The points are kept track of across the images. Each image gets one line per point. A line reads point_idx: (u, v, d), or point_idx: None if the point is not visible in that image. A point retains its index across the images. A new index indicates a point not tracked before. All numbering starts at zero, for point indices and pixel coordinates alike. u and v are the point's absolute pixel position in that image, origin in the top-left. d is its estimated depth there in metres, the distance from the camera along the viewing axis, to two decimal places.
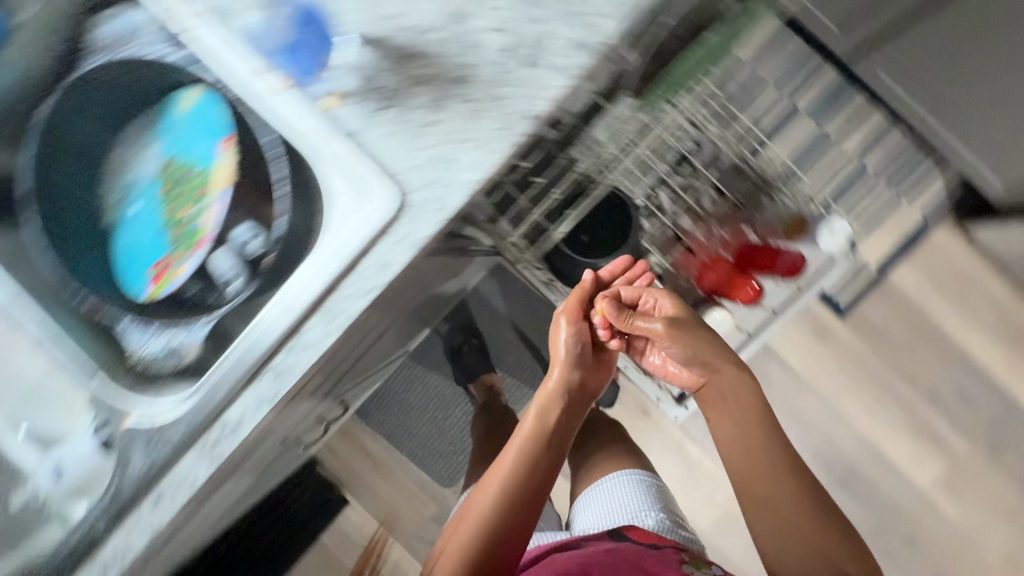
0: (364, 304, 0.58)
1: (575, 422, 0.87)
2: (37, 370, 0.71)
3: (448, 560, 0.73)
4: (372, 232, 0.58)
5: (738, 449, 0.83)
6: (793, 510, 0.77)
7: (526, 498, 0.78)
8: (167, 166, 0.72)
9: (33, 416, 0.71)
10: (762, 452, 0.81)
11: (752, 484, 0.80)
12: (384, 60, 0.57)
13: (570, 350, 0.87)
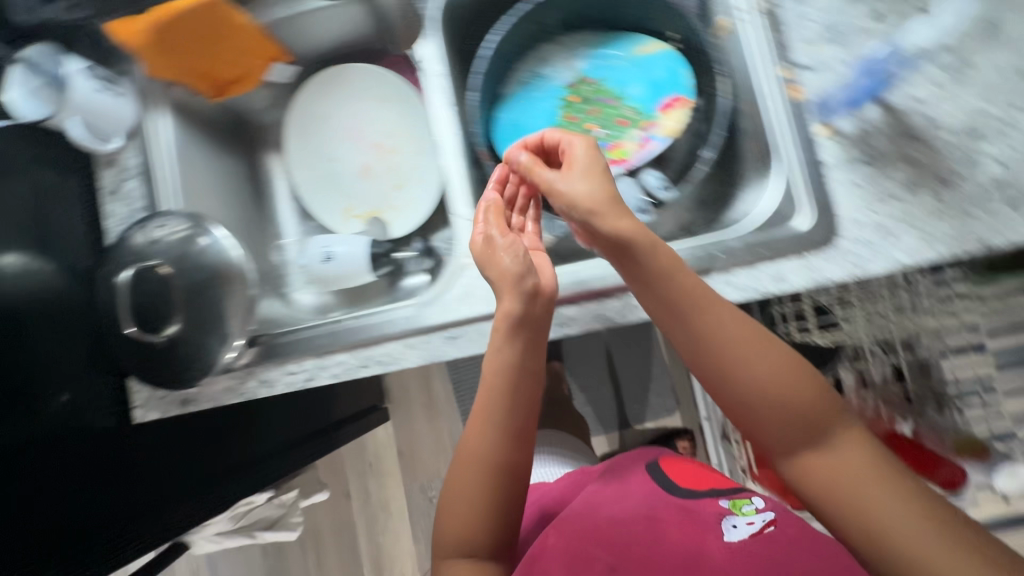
0: (737, 297, 0.63)
1: (518, 360, 0.57)
2: (397, 174, 0.86)
3: (474, 422, 0.57)
4: (785, 248, 0.62)
5: (784, 373, 0.45)
6: (881, 476, 0.42)
7: (508, 384, 0.55)
8: (593, 83, 0.81)
9: (369, 198, 0.87)
10: (733, 360, 0.46)
11: (801, 432, 0.44)
12: (891, 126, 0.61)
13: (517, 255, 0.55)
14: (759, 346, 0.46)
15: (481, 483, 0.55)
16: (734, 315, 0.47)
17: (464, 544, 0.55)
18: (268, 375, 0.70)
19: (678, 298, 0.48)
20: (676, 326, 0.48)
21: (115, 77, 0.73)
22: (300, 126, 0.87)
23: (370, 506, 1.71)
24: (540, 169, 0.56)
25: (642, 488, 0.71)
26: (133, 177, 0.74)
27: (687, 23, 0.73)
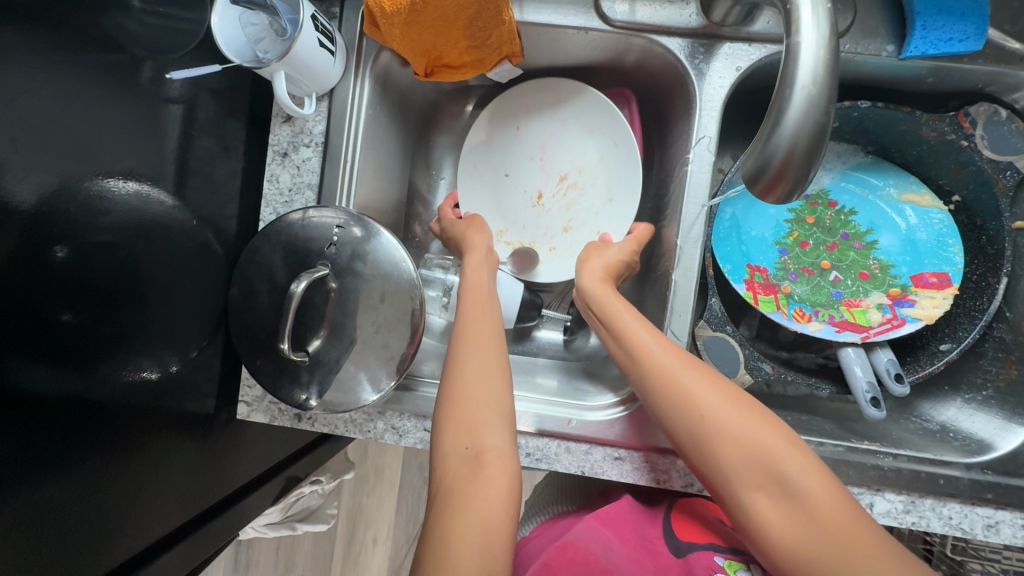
0: (941, 530, 0.57)
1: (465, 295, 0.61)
2: (570, 216, 0.74)
3: (478, 339, 0.55)
4: (1014, 501, 0.56)
5: (742, 420, 0.45)
6: (840, 532, 0.40)
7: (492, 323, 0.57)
8: (838, 209, 0.68)
9: (530, 230, 0.75)
10: (707, 401, 0.46)
11: (748, 458, 0.44)
12: None
13: (483, 232, 0.67)
14: (699, 377, 0.48)
15: (492, 380, 0.52)
16: (696, 363, 0.50)
17: (468, 444, 0.48)
18: (400, 424, 0.62)
19: (648, 367, 0.50)
20: (676, 413, 0.48)
21: (331, 27, 0.57)
22: (487, 130, 0.75)
23: (365, 464, 1.37)
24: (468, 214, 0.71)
25: (650, 528, 0.56)
26: (311, 146, 0.62)
27: (985, 196, 0.62)
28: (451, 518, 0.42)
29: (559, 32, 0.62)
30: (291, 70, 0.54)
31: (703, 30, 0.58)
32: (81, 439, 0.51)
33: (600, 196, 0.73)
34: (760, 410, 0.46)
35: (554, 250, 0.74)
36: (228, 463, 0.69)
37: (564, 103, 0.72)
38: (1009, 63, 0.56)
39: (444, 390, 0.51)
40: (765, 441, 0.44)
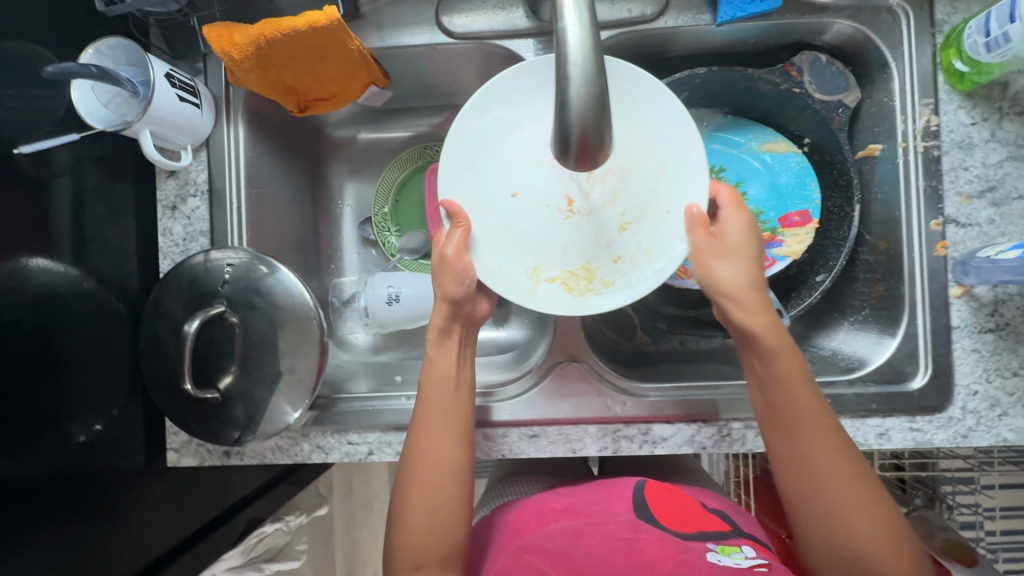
0: None
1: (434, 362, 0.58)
2: (624, 206, 0.55)
3: (424, 419, 0.56)
4: (897, 406, 0.60)
5: (876, 519, 0.46)
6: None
7: (456, 398, 0.57)
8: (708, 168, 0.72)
9: (576, 249, 0.56)
10: (847, 492, 0.47)
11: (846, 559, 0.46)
12: None
13: (464, 281, 0.56)
14: (838, 466, 0.48)
15: (453, 456, 0.55)
16: (844, 449, 0.48)
17: (428, 516, 0.52)
18: (325, 442, 0.65)
19: (788, 437, 0.50)
20: (801, 489, 0.49)
21: (193, 82, 0.61)
22: (461, 146, 0.56)
23: (353, 498, 1.41)
24: (455, 250, 0.55)
25: (616, 504, 0.57)
26: (197, 195, 0.65)
27: (827, 135, 0.68)
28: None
29: (416, 52, 0.67)
30: (156, 128, 0.58)
31: (544, 28, 0.63)
32: (10, 525, 0.53)
33: (649, 167, 0.55)
34: (892, 519, 0.46)
35: (622, 258, 0.55)
36: (181, 515, 0.70)
37: (514, 99, 0.55)
38: (815, 12, 0.62)
39: (407, 462, 0.55)
40: (892, 543, 0.46)
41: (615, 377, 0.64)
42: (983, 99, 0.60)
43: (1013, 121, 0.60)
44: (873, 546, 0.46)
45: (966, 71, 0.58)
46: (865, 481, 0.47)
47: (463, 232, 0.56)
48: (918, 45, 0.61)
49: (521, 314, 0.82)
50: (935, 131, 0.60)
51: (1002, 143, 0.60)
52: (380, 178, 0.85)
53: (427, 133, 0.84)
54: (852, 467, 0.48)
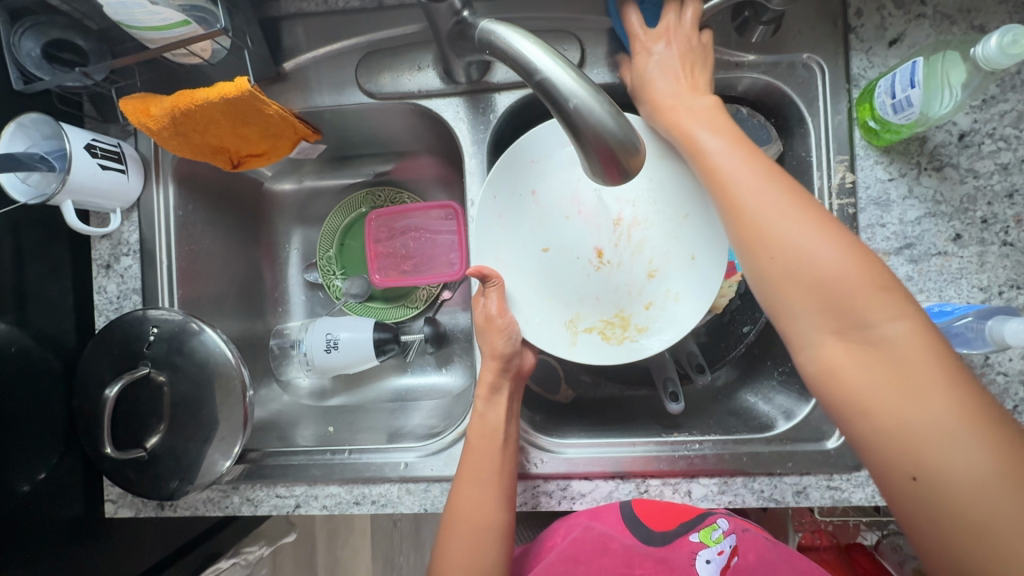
0: (757, 504, 0.61)
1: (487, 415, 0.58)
2: (650, 255, 0.62)
3: (467, 480, 0.56)
4: (813, 466, 0.60)
5: (822, 242, 0.44)
6: (906, 368, 0.40)
7: (503, 456, 0.57)
8: None
9: (610, 300, 0.62)
10: (802, 251, 0.45)
11: (832, 308, 0.43)
12: None
13: (509, 336, 0.59)
14: (795, 220, 0.46)
15: (500, 512, 0.55)
16: (793, 199, 0.47)
17: (472, 564, 0.52)
18: (254, 495, 0.66)
19: (738, 204, 0.48)
20: (773, 273, 0.46)
21: (118, 148, 0.63)
22: (493, 211, 0.62)
23: (335, 518, 1.33)
24: (499, 309, 0.59)
25: (606, 521, 0.58)
26: (129, 254, 0.67)
27: None
28: None
29: (342, 110, 0.68)
30: (78, 196, 0.59)
31: (462, 89, 0.64)
32: None
33: (673, 215, 0.61)
34: (858, 253, 0.44)
35: (652, 307, 0.61)
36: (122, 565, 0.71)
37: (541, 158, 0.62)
38: (730, 68, 0.62)
39: (452, 509, 0.55)
40: (851, 262, 0.43)
41: (530, 434, 0.64)
42: (900, 154, 0.60)
43: (931, 176, 0.59)
44: (809, 269, 0.44)
45: (879, 129, 0.58)
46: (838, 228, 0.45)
47: (498, 292, 0.60)
48: (833, 100, 0.60)
49: (463, 357, 0.83)
50: (851, 188, 0.60)
51: (920, 199, 0.60)
52: (324, 222, 0.86)
53: (370, 178, 0.86)
54: (809, 219, 0.45)
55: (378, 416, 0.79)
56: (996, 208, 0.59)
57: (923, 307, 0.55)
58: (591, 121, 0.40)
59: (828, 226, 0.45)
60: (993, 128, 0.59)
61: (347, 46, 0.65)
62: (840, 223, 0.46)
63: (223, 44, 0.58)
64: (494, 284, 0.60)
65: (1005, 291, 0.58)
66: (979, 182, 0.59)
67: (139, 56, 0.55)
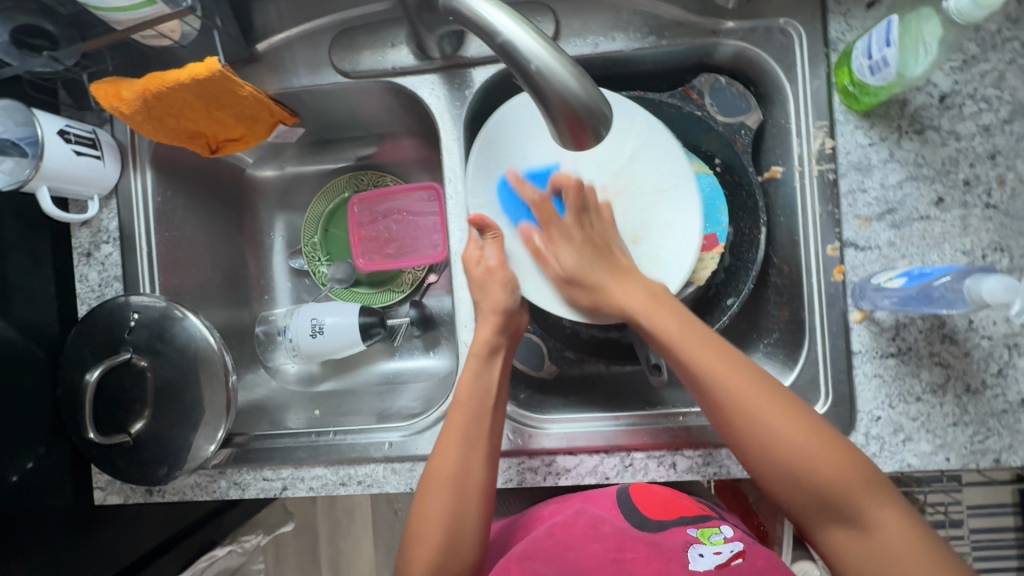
0: (742, 475, 0.60)
1: (473, 372, 0.58)
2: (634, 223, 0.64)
3: (450, 438, 0.56)
4: None
5: (792, 428, 0.48)
6: (888, 546, 0.45)
7: (488, 419, 0.56)
8: None
9: None
10: (764, 428, 0.49)
11: (823, 505, 0.47)
12: (929, 323, 0.58)
13: (510, 291, 0.60)
14: (761, 408, 0.49)
15: (480, 471, 0.55)
16: (763, 387, 0.50)
17: (448, 521, 0.53)
18: (241, 479, 0.67)
19: (725, 394, 0.50)
20: (761, 460, 0.49)
21: (94, 134, 0.63)
22: (486, 173, 0.63)
23: (335, 506, 1.31)
24: (498, 262, 0.60)
25: (600, 505, 0.61)
26: (110, 242, 0.68)
27: (733, 156, 0.67)
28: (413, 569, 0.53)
29: (318, 91, 0.68)
30: (54, 183, 0.59)
31: (437, 65, 0.63)
32: None
33: (655, 185, 0.64)
34: (814, 423, 0.49)
35: None
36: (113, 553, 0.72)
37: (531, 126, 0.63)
38: (707, 35, 0.61)
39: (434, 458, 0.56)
40: (802, 431, 0.48)
41: (513, 410, 0.65)
42: (880, 118, 0.59)
43: (912, 140, 0.58)
44: (790, 459, 0.48)
45: (858, 92, 0.57)
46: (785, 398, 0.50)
47: (497, 245, 0.61)
48: (812, 65, 0.60)
49: (449, 339, 0.83)
50: (830, 154, 0.59)
51: (901, 163, 0.59)
52: (308, 208, 0.86)
53: (352, 162, 0.85)
54: (767, 400, 0.50)
55: (365, 400, 0.79)
56: (979, 170, 0.58)
57: (905, 270, 0.54)
58: (555, 84, 0.39)
59: (781, 396, 0.50)
60: (975, 89, 0.58)
61: (320, 25, 0.65)
62: (776, 385, 0.51)
63: (193, 25, 0.59)
64: (493, 236, 0.61)
65: (989, 254, 0.57)
66: (961, 145, 0.58)
67: (106, 38, 0.54)
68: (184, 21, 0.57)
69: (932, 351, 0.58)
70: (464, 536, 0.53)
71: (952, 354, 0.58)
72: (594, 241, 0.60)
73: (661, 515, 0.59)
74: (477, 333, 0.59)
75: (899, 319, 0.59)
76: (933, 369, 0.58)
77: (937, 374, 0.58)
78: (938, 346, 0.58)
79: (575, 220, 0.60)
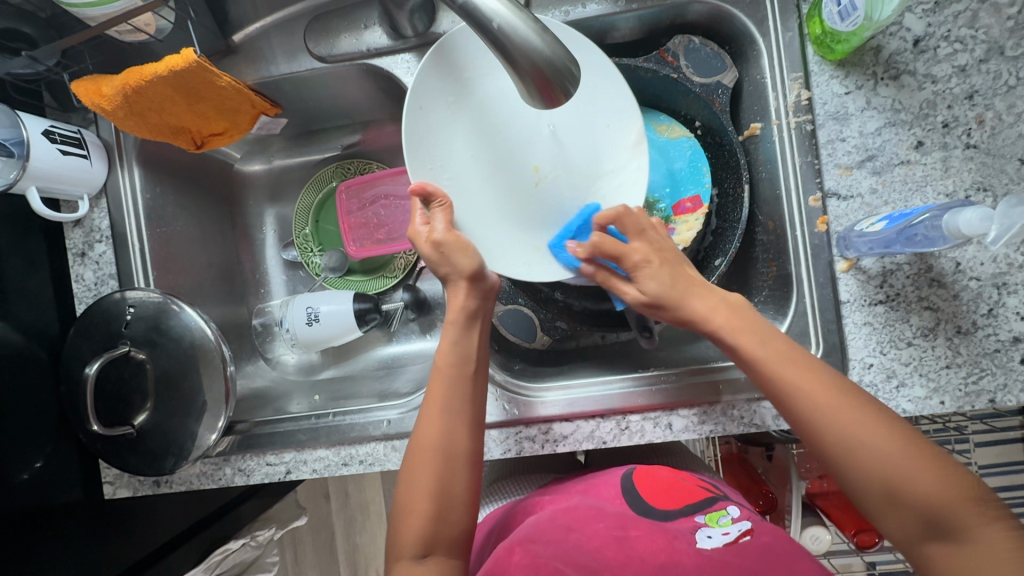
0: (738, 431, 0.61)
1: (449, 344, 0.57)
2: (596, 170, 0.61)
3: (432, 409, 0.55)
4: None
5: (878, 437, 0.43)
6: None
7: (470, 386, 0.56)
8: None
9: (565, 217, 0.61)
10: (851, 435, 0.44)
11: (922, 517, 0.41)
12: (915, 268, 0.57)
13: (474, 251, 0.56)
14: (842, 414, 0.45)
15: (463, 436, 0.55)
16: (845, 398, 0.45)
17: (437, 488, 0.52)
18: (245, 465, 0.68)
19: (804, 415, 0.46)
20: (846, 469, 0.44)
21: (80, 134, 0.64)
22: (425, 121, 0.58)
23: (348, 503, 1.29)
24: (446, 230, 0.56)
25: (603, 494, 0.60)
26: (102, 241, 0.69)
27: (713, 117, 0.68)
28: (399, 543, 0.52)
29: (297, 79, 0.69)
30: (43, 183, 0.60)
31: (411, 43, 0.64)
32: None
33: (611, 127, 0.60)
34: (907, 434, 0.43)
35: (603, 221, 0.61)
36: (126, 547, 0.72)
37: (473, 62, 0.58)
38: None
39: (418, 425, 0.56)
40: (887, 439, 0.43)
41: (509, 382, 0.66)
42: (855, 67, 0.59)
43: (888, 86, 0.58)
44: (880, 468, 0.43)
45: (829, 41, 0.57)
46: (865, 403, 0.45)
47: (443, 210, 0.56)
48: (782, 18, 0.61)
49: (444, 321, 0.83)
50: (807, 105, 0.60)
51: (878, 110, 0.58)
52: (298, 200, 0.87)
53: (338, 152, 0.86)
54: (846, 407, 0.45)
55: (365, 384, 0.79)
56: (957, 111, 0.57)
57: (887, 213, 0.55)
58: (515, 39, 0.39)
59: (860, 404, 0.45)
60: (948, 30, 0.57)
61: (295, 13, 0.67)
62: (858, 390, 0.46)
63: (168, 18, 0.61)
64: (439, 204, 0.57)
65: (973, 194, 0.56)
66: (937, 87, 0.57)
67: (82, 34, 0.56)
68: (159, 14, 0.59)
69: (922, 295, 0.57)
70: (453, 505, 0.53)
71: (943, 297, 0.57)
72: (671, 261, 0.54)
73: (661, 496, 0.57)
74: (451, 300, 0.57)
75: (886, 266, 0.58)
76: (924, 314, 0.57)
77: (928, 319, 0.57)
78: (927, 289, 0.57)
79: (646, 240, 0.55)
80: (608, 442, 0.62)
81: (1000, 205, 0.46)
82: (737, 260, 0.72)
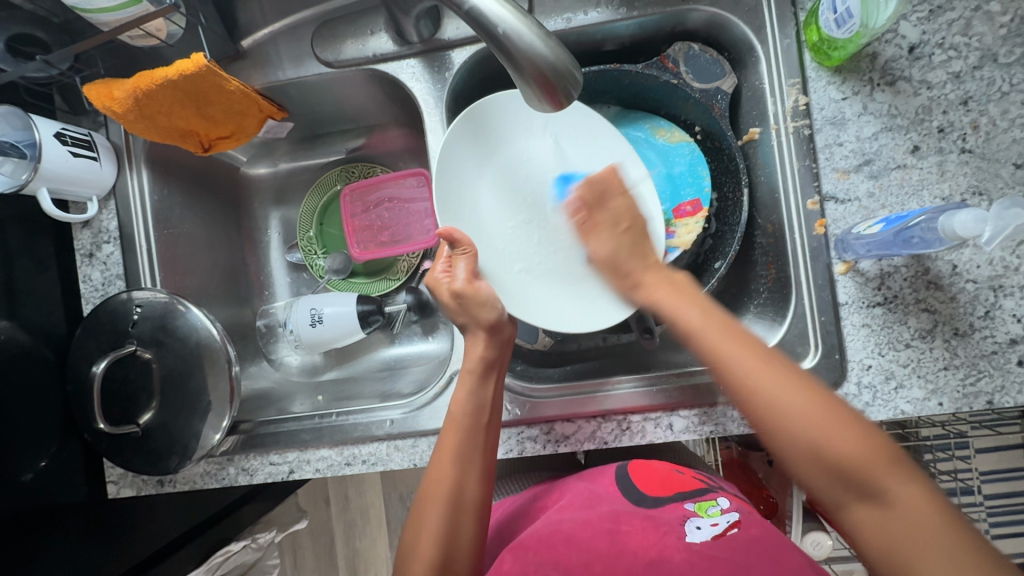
0: (739, 432, 0.61)
1: (464, 397, 0.58)
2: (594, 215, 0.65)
3: (443, 455, 0.56)
4: None
5: (798, 400, 0.44)
6: (918, 528, 0.39)
7: (483, 436, 0.57)
8: None
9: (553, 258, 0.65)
10: (769, 390, 0.45)
11: (844, 479, 0.42)
12: (913, 270, 0.58)
13: (493, 304, 0.59)
14: (766, 372, 0.45)
15: (472, 485, 0.55)
16: (771, 360, 0.46)
17: (445, 537, 0.53)
18: (249, 464, 0.68)
19: (731, 381, 0.46)
20: (772, 433, 0.44)
21: (91, 137, 0.65)
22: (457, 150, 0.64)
23: (348, 507, 1.28)
24: (466, 281, 0.59)
25: (600, 483, 0.61)
26: (110, 242, 0.70)
27: (712, 121, 0.69)
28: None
29: (304, 84, 0.70)
30: (53, 184, 0.61)
31: (417, 49, 0.65)
32: None
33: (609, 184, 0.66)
34: (820, 395, 0.44)
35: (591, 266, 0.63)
36: None
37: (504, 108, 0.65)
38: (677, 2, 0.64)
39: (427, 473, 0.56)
40: (805, 406, 0.43)
41: (511, 384, 0.66)
42: (851, 73, 0.60)
43: (884, 92, 0.59)
44: (803, 427, 0.43)
45: (827, 48, 0.59)
46: (789, 370, 0.46)
47: (466, 258, 0.60)
48: (781, 26, 0.62)
49: (447, 324, 0.83)
50: (805, 110, 0.61)
51: (875, 115, 0.59)
52: (302, 203, 0.88)
53: (343, 155, 0.87)
54: (758, 361, 0.46)
55: (367, 384, 0.79)
56: (952, 116, 0.58)
57: (884, 216, 0.56)
58: (522, 45, 0.40)
59: (779, 367, 0.46)
60: (943, 38, 0.58)
61: (303, 19, 0.68)
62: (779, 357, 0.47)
63: (179, 24, 0.62)
64: (464, 251, 0.60)
65: (969, 198, 0.57)
66: (933, 93, 0.58)
67: (95, 39, 0.57)
68: (169, 20, 0.60)
69: (918, 296, 0.58)
70: (460, 550, 0.53)
71: (939, 299, 0.58)
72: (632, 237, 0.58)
73: (654, 490, 0.58)
74: (469, 349, 0.59)
75: (883, 268, 0.59)
76: (920, 316, 0.58)
77: (923, 320, 0.58)
78: (922, 291, 0.58)
79: (606, 209, 0.60)
80: (609, 444, 0.63)
81: (994, 207, 0.47)
82: (736, 263, 0.73)
